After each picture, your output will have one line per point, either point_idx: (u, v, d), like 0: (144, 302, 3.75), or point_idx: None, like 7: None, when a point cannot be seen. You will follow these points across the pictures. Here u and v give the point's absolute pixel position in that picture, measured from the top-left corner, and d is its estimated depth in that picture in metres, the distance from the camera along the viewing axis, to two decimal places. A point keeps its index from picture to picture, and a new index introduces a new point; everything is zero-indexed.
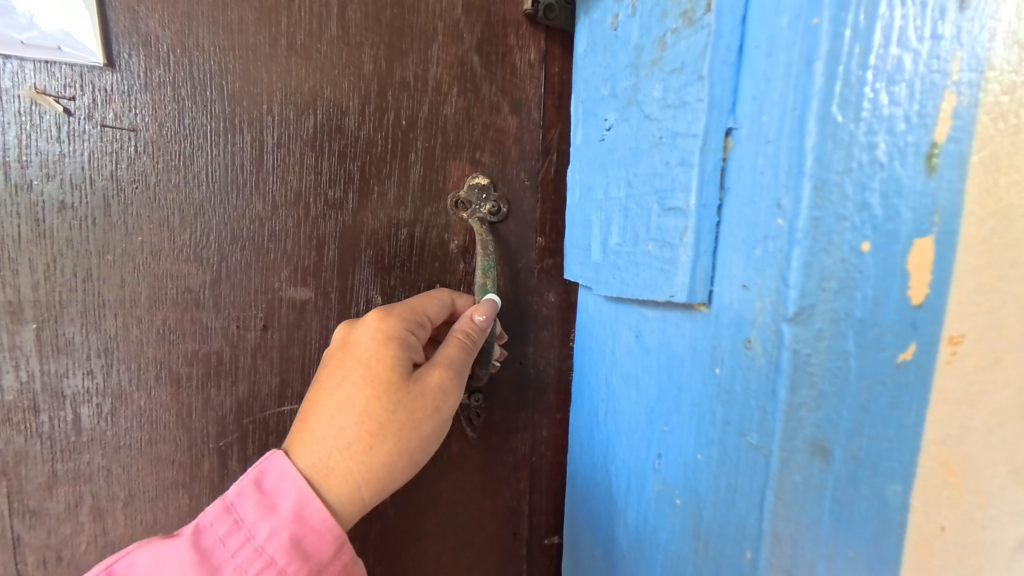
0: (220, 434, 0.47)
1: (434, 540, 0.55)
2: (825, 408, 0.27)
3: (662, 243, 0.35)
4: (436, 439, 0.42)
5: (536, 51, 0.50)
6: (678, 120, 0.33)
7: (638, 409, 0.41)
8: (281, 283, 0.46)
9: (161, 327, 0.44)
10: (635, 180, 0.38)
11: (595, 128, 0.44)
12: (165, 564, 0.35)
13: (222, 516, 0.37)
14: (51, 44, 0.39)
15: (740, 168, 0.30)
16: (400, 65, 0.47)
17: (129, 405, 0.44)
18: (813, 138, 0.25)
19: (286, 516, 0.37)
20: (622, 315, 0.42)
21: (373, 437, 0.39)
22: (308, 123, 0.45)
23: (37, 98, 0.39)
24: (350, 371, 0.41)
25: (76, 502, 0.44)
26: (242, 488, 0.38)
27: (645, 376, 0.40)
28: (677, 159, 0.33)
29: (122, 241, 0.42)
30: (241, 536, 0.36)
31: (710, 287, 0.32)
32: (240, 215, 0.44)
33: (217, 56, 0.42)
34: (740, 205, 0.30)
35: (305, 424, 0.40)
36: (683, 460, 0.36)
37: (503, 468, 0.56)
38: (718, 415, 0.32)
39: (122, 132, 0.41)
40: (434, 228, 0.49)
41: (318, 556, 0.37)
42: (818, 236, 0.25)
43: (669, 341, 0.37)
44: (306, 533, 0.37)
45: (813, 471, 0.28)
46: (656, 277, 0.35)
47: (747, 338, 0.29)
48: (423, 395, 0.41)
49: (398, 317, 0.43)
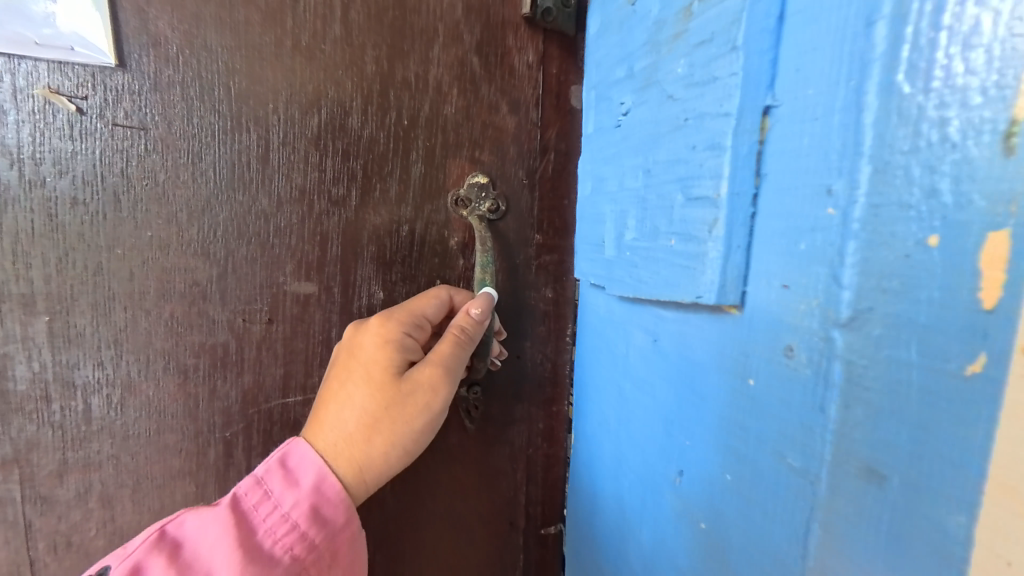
0: (225, 423, 0.48)
1: (433, 528, 0.57)
2: (882, 427, 0.22)
3: (686, 237, 0.33)
4: (429, 433, 0.43)
5: (534, 53, 0.51)
6: (705, 98, 0.31)
7: (653, 418, 0.39)
8: (285, 277, 0.48)
9: (169, 320, 0.45)
10: (655, 168, 0.37)
11: (611, 117, 0.44)
12: (205, 528, 0.36)
13: (255, 486, 0.38)
14: (64, 44, 0.40)
15: (778, 150, 0.27)
16: (401, 66, 0.48)
17: (137, 395, 0.46)
18: (872, 113, 0.22)
19: (310, 487, 0.39)
20: (637, 317, 0.41)
21: (372, 429, 0.41)
22: (312, 122, 0.46)
23: (50, 97, 0.40)
24: (353, 371, 0.42)
25: (86, 489, 0.46)
26: (269, 464, 0.40)
27: (662, 384, 0.38)
28: (704, 142, 0.31)
29: (132, 236, 0.44)
30: (269, 505, 0.38)
31: (744, 288, 0.29)
32: (246, 212, 0.46)
33: (223, 56, 0.43)
34: (778, 192, 0.27)
35: (315, 415, 0.42)
36: (706, 477, 0.33)
37: (500, 459, 0.57)
38: (750, 432, 0.29)
39: (133, 130, 0.42)
40: (434, 225, 0.51)
41: (335, 523, 0.39)
42: (877, 227, 0.22)
43: (689, 347, 0.35)
44: (326, 501, 0.39)
45: (864, 500, 0.23)
46: (680, 275, 0.34)
47: (788, 345, 0.26)
48: (414, 391, 0.42)
49: (398, 320, 0.44)
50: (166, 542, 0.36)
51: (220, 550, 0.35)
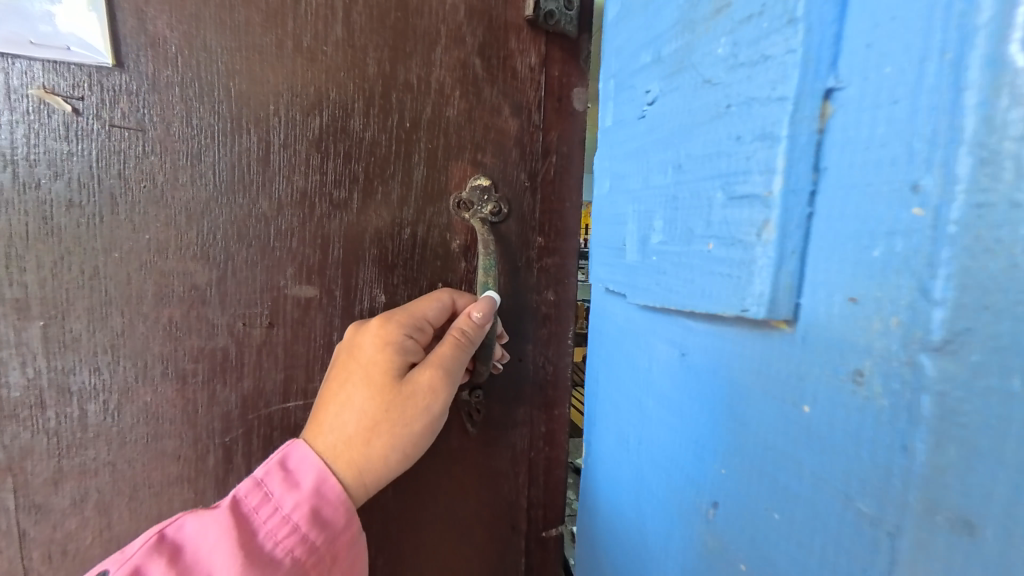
0: (225, 429, 0.47)
1: (434, 532, 0.57)
2: (985, 478, 0.17)
3: (728, 241, 0.29)
4: (428, 436, 0.43)
5: (537, 55, 0.51)
6: (755, 81, 0.27)
7: (676, 441, 0.34)
8: (286, 280, 0.47)
9: (167, 324, 0.45)
10: (687, 164, 0.32)
11: (633, 107, 0.39)
12: (204, 531, 0.34)
13: (254, 488, 0.37)
14: (61, 43, 0.39)
15: (843, 141, 0.22)
16: (403, 68, 0.48)
17: (135, 401, 0.45)
18: (978, 90, 0.17)
19: (309, 489, 0.38)
20: (660, 327, 0.36)
21: (370, 431, 0.40)
22: (314, 124, 0.46)
23: (46, 98, 0.40)
24: (353, 372, 0.41)
25: (82, 496, 0.45)
26: (268, 467, 0.38)
27: (687, 403, 0.33)
28: (752, 133, 0.27)
29: (129, 239, 0.43)
30: (268, 508, 0.36)
31: (798, 298, 0.24)
32: (246, 215, 0.45)
33: (223, 57, 0.43)
34: (845, 190, 0.22)
35: (318, 416, 0.41)
36: (748, 516, 0.28)
37: (502, 463, 0.57)
38: (804, 465, 0.25)
39: (130, 132, 0.41)
40: (435, 228, 0.50)
41: (334, 525, 0.38)
42: (983, 231, 0.17)
43: (724, 362, 0.29)
44: (326, 504, 0.38)
45: (962, 561, 0.18)
46: (720, 284, 0.29)
47: (856, 367, 0.22)
48: (412, 395, 0.41)
49: (397, 322, 0.43)
50: (163, 546, 0.34)
51: (219, 552, 0.33)
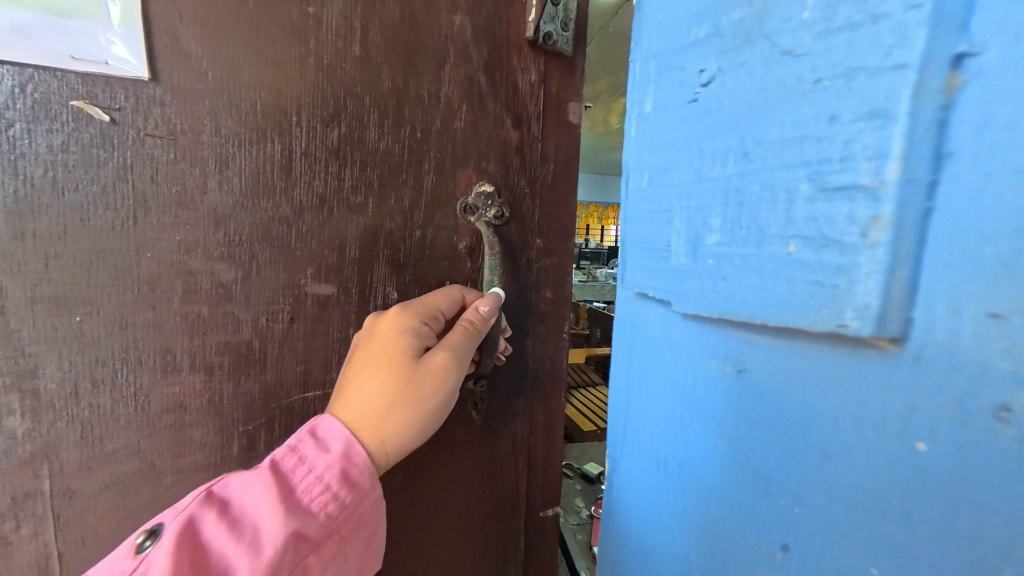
0: (248, 418, 0.51)
1: (439, 514, 0.60)
2: None
3: (815, 242, 0.25)
4: (442, 412, 0.45)
5: (536, 72, 0.56)
6: (854, 53, 0.23)
7: (736, 470, 0.31)
8: (306, 279, 0.51)
9: (195, 320, 0.48)
10: (755, 152, 0.28)
11: (681, 93, 0.34)
12: (247, 489, 0.37)
13: (288, 452, 0.39)
14: (100, 57, 0.41)
15: (975, 122, 0.19)
16: (415, 83, 0.52)
17: (163, 391, 0.48)
18: None
19: (338, 454, 0.40)
20: (715, 341, 0.32)
21: (392, 403, 0.43)
22: (332, 134, 0.50)
23: (85, 108, 0.42)
24: (373, 353, 0.45)
25: (109, 483, 0.47)
26: (299, 434, 0.40)
27: (752, 430, 0.30)
28: (856, 116, 0.23)
29: (159, 240, 0.46)
30: (301, 470, 0.38)
31: (909, 313, 0.21)
32: (269, 218, 0.49)
33: (250, 71, 0.46)
34: (974, 181, 0.19)
35: (340, 393, 0.43)
36: (830, 560, 0.26)
37: (503, 448, 0.62)
38: (909, 515, 0.22)
39: (161, 139, 0.44)
40: (444, 230, 0.55)
41: (363, 486, 0.40)
42: None
43: (804, 388, 0.26)
44: (354, 467, 0.40)
45: None
46: (807, 291, 0.25)
47: (999, 401, 0.18)
48: (429, 372, 0.45)
49: (413, 311, 0.47)
50: (210, 500, 0.36)
51: (262, 508, 0.36)
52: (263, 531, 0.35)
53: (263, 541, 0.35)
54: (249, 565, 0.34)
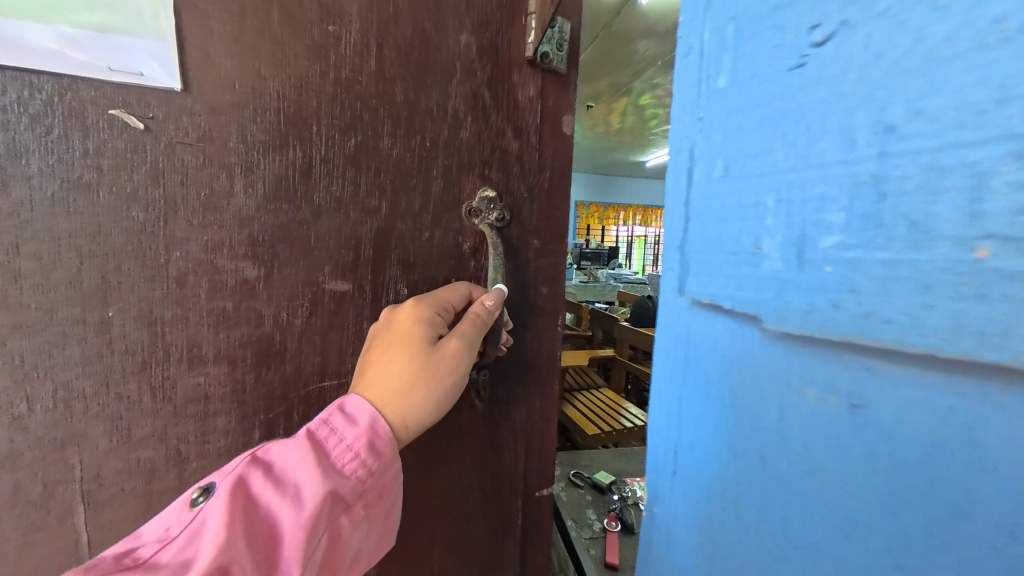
0: (268, 407, 0.54)
1: (444, 496, 0.65)
2: None
3: (1009, 240, 0.20)
4: (454, 393, 0.51)
5: (534, 88, 0.61)
6: None
7: (858, 515, 0.26)
8: (324, 276, 0.55)
9: (219, 314, 0.51)
10: (904, 128, 0.23)
11: (778, 60, 0.30)
12: (285, 455, 0.41)
13: (321, 424, 0.43)
14: (135, 69, 0.44)
15: None
16: (425, 96, 0.56)
17: (188, 382, 0.51)
18: None
19: (365, 426, 0.44)
20: (835, 360, 0.27)
21: (411, 384, 0.48)
22: (349, 142, 0.54)
23: (122, 116, 0.45)
24: (393, 341, 0.49)
25: (135, 468, 0.50)
26: (329, 409, 0.45)
27: (879, 470, 0.25)
28: None
29: (187, 239, 0.49)
30: (333, 440, 0.43)
31: None
32: (290, 220, 0.52)
33: (274, 83, 0.50)
34: None
35: (363, 376, 0.48)
36: None
37: (504, 433, 0.67)
38: None
39: (190, 145, 0.48)
40: (450, 232, 0.59)
41: (387, 456, 0.45)
42: None
43: (964, 427, 0.22)
44: (379, 438, 0.44)
45: None
46: (996, 303, 0.20)
47: None
48: (444, 357, 0.50)
49: (427, 303, 0.52)
50: (255, 462, 0.40)
51: (301, 470, 0.40)
52: (303, 489, 0.39)
53: (304, 498, 0.39)
54: (294, 518, 0.38)
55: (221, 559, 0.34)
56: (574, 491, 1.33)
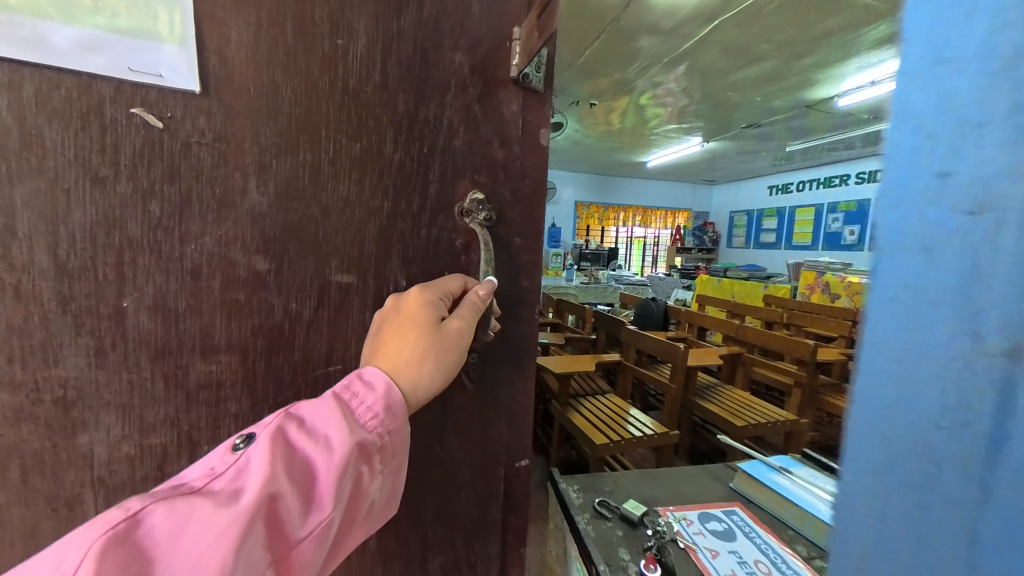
0: (278, 392, 0.58)
1: (440, 467, 0.74)
2: None
3: None
4: (455, 368, 0.58)
5: (517, 104, 0.67)
6: None
7: None
8: (332, 270, 0.60)
9: (232, 304, 0.54)
10: None
11: None
12: (316, 412, 0.47)
13: (344, 388, 0.50)
14: (155, 71, 0.47)
15: None
16: (423, 108, 0.62)
17: (201, 369, 0.54)
18: None
19: (382, 392, 0.50)
20: None
21: (419, 358, 0.54)
22: (356, 148, 0.59)
23: (143, 114, 0.48)
24: (403, 322, 0.57)
25: (145, 452, 0.52)
26: (350, 377, 0.51)
27: None
28: None
29: (202, 232, 0.52)
30: (356, 401, 0.49)
31: None
32: (299, 217, 0.57)
33: (287, 92, 0.54)
34: None
35: (378, 353, 0.55)
36: None
37: (489, 411, 0.75)
38: None
39: (206, 144, 0.51)
40: (445, 230, 0.66)
41: (400, 418, 0.51)
42: None
43: None
44: (395, 402, 0.51)
45: None
46: None
47: None
48: (446, 335, 0.57)
49: (430, 290, 0.60)
50: (289, 416, 0.46)
51: (330, 423, 0.46)
52: (333, 438, 0.45)
53: (333, 446, 0.45)
54: (326, 462, 0.44)
55: (268, 489, 0.40)
56: (599, 524, 1.15)
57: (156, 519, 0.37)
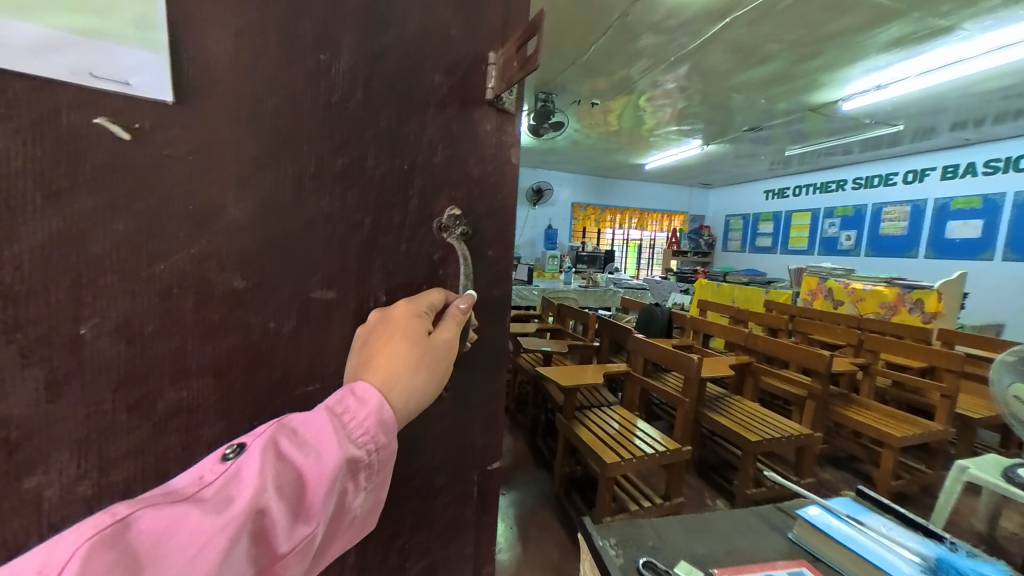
0: (255, 415, 0.54)
1: (417, 495, 0.68)
2: None
3: None
4: (444, 378, 0.54)
5: (491, 122, 0.64)
6: None
7: None
8: (312, 286, 0.56)
9: (205, 325, 0.50)
10: None
11: None
12: (309, 423, 0.43)
13: (340, 399, 0.45)
14: (122, 79, 0.42)
15: None
16: (408, 122, 0.58)
17: (169, 396, 0.49)
18: None
19: (375, 408, 0.46)
20: None
21: (410, 367, 0.50)
22: (340, 160, 0.55)
23: (108, 123, 0.43)
24: (388, 337, 0.52)
25: (107, 488, 0.47)
26: (346, 389, 0.47)
27: None
28: None
29: (175, 249, 0.47)
30: (348, 415, 0.45)
31: None
32: (280, 231, 0.53)
33: (269, 100, 0.50)
34: None
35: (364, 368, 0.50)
36: None
37: (476, 426, 0.73)
38: None
39: (178, 155, 0.46)
40: (425, 244, 0.62)
41: (391, 437, 0.46)
42: None
43: None
44: (387, 420, 0.46)
45: None
46: None
47: None
48: (437, 344, 0.53)
49: (415, 304, 0.56)
50: (282, 425, 0.42)
51: (322, 436, 0.42)
52: (323, 454, 0.41)
53: (322, 462, 0.41)
54: (313, 478, 0.40)
55: (256, 502, 0.37)
56: None
57: (143, 524, 0.34)
